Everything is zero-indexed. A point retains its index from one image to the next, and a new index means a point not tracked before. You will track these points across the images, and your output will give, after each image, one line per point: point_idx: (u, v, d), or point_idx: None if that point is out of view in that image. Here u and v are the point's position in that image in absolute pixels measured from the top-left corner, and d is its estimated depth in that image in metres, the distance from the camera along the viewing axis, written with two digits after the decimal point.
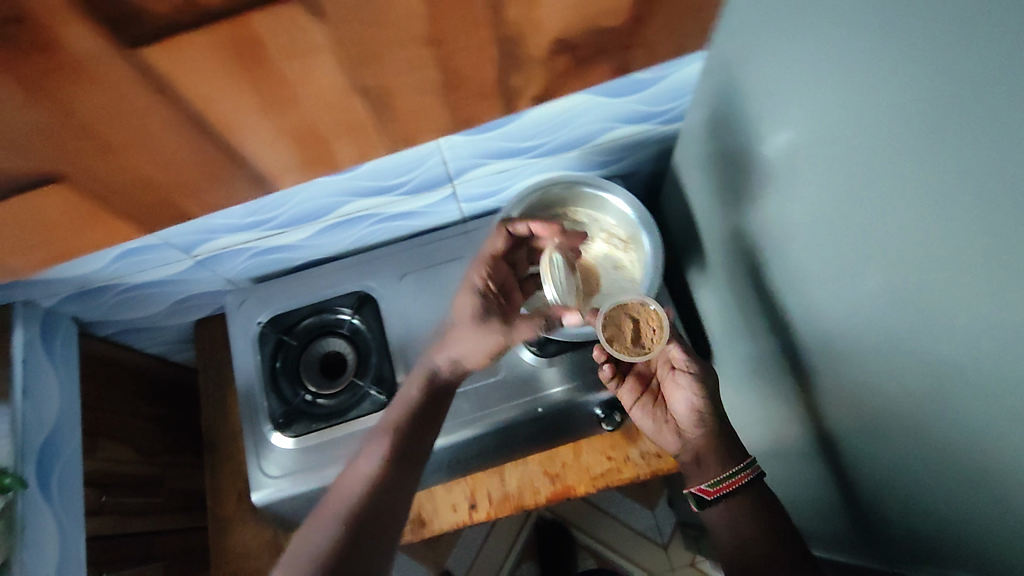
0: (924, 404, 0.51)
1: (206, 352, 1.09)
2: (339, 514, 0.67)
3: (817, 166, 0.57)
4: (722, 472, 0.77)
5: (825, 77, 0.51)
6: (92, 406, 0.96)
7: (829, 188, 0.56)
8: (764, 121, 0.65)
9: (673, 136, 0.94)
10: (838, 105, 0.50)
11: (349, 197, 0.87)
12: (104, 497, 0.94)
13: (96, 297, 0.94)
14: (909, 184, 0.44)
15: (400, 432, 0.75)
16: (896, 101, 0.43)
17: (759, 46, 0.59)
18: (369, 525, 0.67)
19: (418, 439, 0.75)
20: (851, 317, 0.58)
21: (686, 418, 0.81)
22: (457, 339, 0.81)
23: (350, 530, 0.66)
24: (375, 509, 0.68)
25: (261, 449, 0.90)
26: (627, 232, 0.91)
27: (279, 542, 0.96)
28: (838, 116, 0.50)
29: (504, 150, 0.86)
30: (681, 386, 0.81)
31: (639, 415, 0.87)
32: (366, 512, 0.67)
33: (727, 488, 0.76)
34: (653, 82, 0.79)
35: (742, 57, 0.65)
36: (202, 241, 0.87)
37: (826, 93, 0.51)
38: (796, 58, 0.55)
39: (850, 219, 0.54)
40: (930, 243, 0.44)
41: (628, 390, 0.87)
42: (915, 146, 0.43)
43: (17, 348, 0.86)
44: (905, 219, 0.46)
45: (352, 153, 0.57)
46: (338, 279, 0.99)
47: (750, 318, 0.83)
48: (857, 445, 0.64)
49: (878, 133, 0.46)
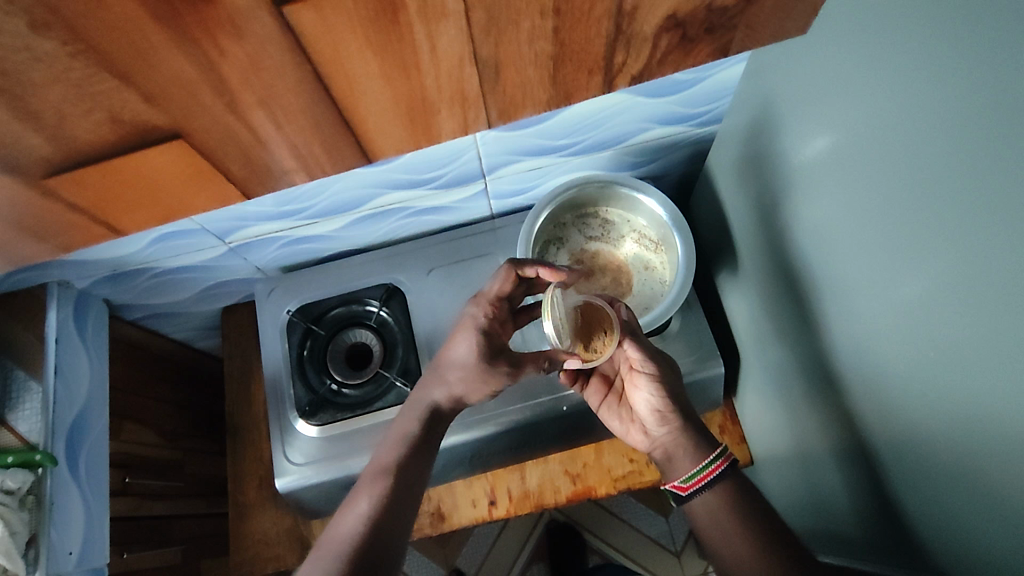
0: (962, 413, 0.50)
1: (232, 340, 1.10)
2: (349, 533, 0.66)
3: (868, 168, 0.57)
4: (694, 466, 0.74)
5: (895, 76, 0.51)
6: (119, 388, 0.97)
7: (880, 190, 0.56)
8: (809, 124, 0.65)
9: (708, 139, 0.94)
10: (905, 105, 0.50)
11: (384, 189, 0.87)
12: (127, 478, 0.94)
13: (129, 280, 0.95)
14: (977, 185, 0.44)
15: (405, 451, 0.75)
16: (976, 101, 0.43)
17: (822, 44, 0.59)
18: (382, 540, 0.66)
19: (422, 456, 0.75)
20: (891, 323, 0.58)
21: (650, 417, 0.80)
22: (460, 378, 0.80)
23: (363, 547, 0.64)
24: (387, 522, 0.67)
25: (285, 437, 0.90)
26: (658, 233, 0.91)
27: (299, 530, 0.97)
28: (904, 116, 0.50)
29: (539, 147, 0.86)
30: (639, 385, 0.80)
31: (606, 416, 0.86)
32: (378, 527, 0.67)
33: (701, 481, 0.73)
34: (693, 83, 0.79)
35: (796, 58, 0.65)
36: (237, 228, 0.88)
37: (893, 92, 0.51)
38: (861, 57, 0.55)
39: (900, 222, 0.54)
40: (993, 246, 0.44)
41: (593, 392, 0.86)
42: (990, 147, 0.42)
43: (50, 327, 0.87)
44: (967, 221, 0.46)
45: (400, 144, 0.57)
46: (367, 271, 1.00)
47: (781, 325, 0.83)
48: (887, 454, 0.64)
49: (947, 133, 0.46)
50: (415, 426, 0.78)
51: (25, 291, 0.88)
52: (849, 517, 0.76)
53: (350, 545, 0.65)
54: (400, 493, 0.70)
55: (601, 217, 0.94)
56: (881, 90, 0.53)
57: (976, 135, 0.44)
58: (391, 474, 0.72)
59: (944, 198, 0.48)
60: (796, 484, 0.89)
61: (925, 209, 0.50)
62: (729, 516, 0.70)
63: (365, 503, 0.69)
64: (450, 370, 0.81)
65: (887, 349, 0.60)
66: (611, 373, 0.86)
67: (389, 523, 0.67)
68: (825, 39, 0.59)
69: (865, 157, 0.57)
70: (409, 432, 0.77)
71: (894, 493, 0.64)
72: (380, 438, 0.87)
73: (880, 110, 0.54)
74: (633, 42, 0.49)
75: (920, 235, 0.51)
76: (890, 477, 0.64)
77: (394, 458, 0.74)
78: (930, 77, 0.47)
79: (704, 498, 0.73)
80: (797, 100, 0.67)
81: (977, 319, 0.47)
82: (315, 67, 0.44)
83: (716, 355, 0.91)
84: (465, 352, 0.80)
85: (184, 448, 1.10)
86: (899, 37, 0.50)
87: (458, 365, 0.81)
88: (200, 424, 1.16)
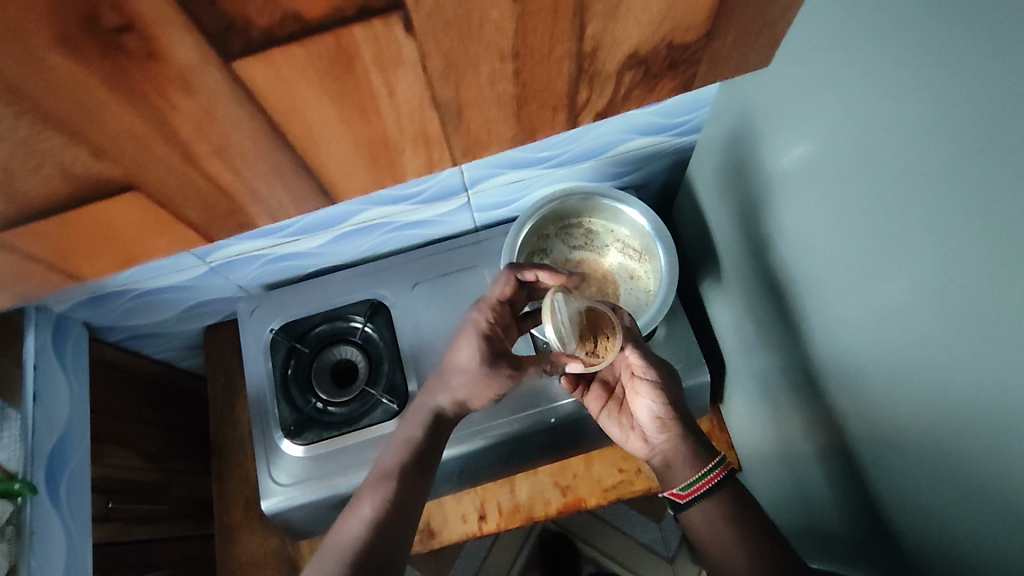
0: (942, 418, 0.51)
1: (215, 358, 1.09)
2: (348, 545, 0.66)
3: (846, 176, 0.57)
4: (693, 474, 0.75)
5: (872, 88, 0.51)
6: (100, 412, 0.96)
7: (858, 199, 0.56)
8: (788, 134, 0.65)
9: (688, 148, 0.94)
10: (884, 116, 0.50)
11: (366, 206, 0.87)
12: (110, 504, 0.93)
13: (109, 302, 0.94)
14: (953, 197, 0.45)
15: (409, 459, 0.74)
16: (953, 114, 0.44)
17: (799, 58, 0.60)
18: (379, 554, 0.65)
19: (427, 465, 0.74)
20: (871, 330, 0.59)
21: (650, 424, 0.80)
22: (464, 383, 0.79)
23: (360, 562, 0.64)
24: (386, 537, 0.67)
25: (271, 457, 0.89)
26: (642, 243, 0.92)
27: (287, 550, 0.96)
28: (882, 127, 0.51)
29: (521, 161, 0.86)
30: (639, 392, 0.80)
31: (606, 422, 0.85)
32: (376, 542, 0.66)
33: (700, 489, 0.73)
34: (671, 95, 0.80)
35: (771, 71, 0.66)
36: (217, 247, 0.87)
37: (871, 102, 0.52)
38: (838, 70, 0.55)
39: (878, 231, 0.54)
40: (969, 255, 0.44)
41: (593, 398, 0.86)
42: (968, 159, 0.43)
43: (28, 352, 0.85)
44: (946, 231, 0.46)
45: None
46: (351, 287, 0.99)
47: (764, 331, 0.83)
48: (870, 460, 0.64)
49: (924, 145, 0.47)
50: (420, 432, 0.77)
51: None
52: (835, 522, 0.76)
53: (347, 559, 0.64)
54: (400, 506, 0.69)
55: (584, 228, 0.94)
56: (857, 100, 0.53)
57: (950, 143, 0.44)
58: (393, 484, 0.71)
59: (923, 207, 0.48)
60: (784, 489, 0.89)
61: (903, 218, 0.51)
62: (726, 526, 0.70)
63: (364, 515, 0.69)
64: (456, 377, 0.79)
65: (870, 356, 0.60)
66: (611, 379, 0.86)
67: (388, 537, 0.67)
68: (799, 50, 0.60)
69: (843, 166, 0.58)
70: (413, 440, 0.76)
71: (880, 498, 0.64)
72: (367, 456, 0.87)
73: (857, 120, 0.54)
74: (597, 82, 0.50)
75: (898, 244, 0.52)
76: (876, 482, 0.64)
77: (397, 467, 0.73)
78: (904, 87, 0.48)
79: (702, 506, 0.72)
80: (774, 110, 0.67)
81: (955, 324, 0.47)
82: None
83: (702, 362, 0.91)
84: (467, 357, 0.79)
85: (168, 471, 1.08)
86: (872, 48, 0.50)
87: (462, 370, 0.79)
88: (184, 446, 1.15)
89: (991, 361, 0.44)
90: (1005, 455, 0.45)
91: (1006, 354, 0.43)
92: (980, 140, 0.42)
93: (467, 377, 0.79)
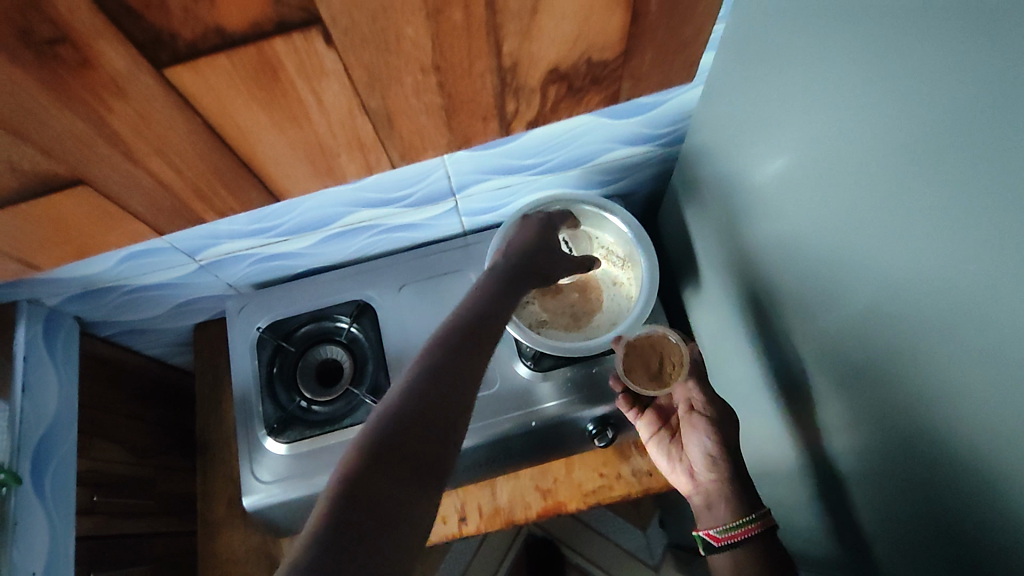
0: (898, 424, 0.51)
1: (205, 356, 1.10)
2: (389, 408, 0.50)
3: (808, 186, 0.58)
4: (733, 519, 0.72)
5: (824, 101, 0.52)
6: (89, 405, 0.97)
7: (820, 208, 0.57)
8: (758, 147, 0.67)
9: (672, 159, 0.96)
10: (836, 129, 0.51)
11: (354, 208, 0.88)
12: (96, 497, 0.94)
13: (100, 297, 0.95)
14: (901, 208, 0.45)
15: (455, 331, 0.58)
16: (896, 128, 0.44)
17: (763, 72, 0.62)
18: (428, 427, 0.49)
19: (481, 343, 0.58)
20: (834, 336, 0.59)
21: (699, 461, 0.79)
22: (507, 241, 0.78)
23: (401, 429, 0.48)
24: (429, 410, 0.50)
25: (254, 454, 0.90)
26: (626, 250, 0.93)
27: (269, 548, 0.97)
28: (836, 139, 0.52)
29: (506, 167, 0.88)
30: (694, 429, 0.79)
31: (656, 451, 0.87)
32: (421, 408, 0.50)
33: (735, 537, 0.70)
34: (654, 106, 0.81)
35: (741, 84, 0.68)
36: (206, 246, 0.89)
37: (824, 116, 0.53)
38: (795, 85, 0.56)
39: (838, 239, 0.55)
40: (915, 265, 0.45)
41: (646, 424, 0.88)
42: (912, 171, 0.44)
43: (18, 345, 0.87)
44: (896, 241, 0.47)
45: (354, 169, 0.59)
46: (340, 288, 1.01)
47: (741, 339, 0.85)
48: (832, 466, 0.65)
49: (873, 157, 0.47)
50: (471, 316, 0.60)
51: None
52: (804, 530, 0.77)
53: (383, 431, 0.47)
54: (445, 371, 0.53)
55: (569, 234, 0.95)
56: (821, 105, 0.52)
57: (896, 156, 0.45)
58: (441, 350, 0.55)
59: (874, 216, 0.49)
60: None
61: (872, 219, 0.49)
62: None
63: (391, 398, 0.51)
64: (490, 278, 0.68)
65: (850, 364, 0.57)
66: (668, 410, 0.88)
67: (437, 407, 0.51)
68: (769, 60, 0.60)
69: (804, 177, 0.58)
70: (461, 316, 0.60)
71: (856, 512, 0.62)
72: None
73: (818, 133, 0.55)
74: (522, 95, 0.55)
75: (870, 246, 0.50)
76: (846, 486, 0.64)
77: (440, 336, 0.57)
78: (853, 101, 0.49)
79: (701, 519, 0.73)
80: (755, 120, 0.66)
81: (905, 331, 0.48)
82: (259, 91, 0.46)
83: None
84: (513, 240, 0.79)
85: (154, 466, 1.09)
86: (823, 59, 0.51)
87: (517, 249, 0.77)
88: (171, 442, 1.15)
89: (968, 370, 0.42)
90: (965, 461, 0.45)
91: (952, 361, 0.43)
92: (941, 142, 0.41)
93: (500, 279, 0.68)
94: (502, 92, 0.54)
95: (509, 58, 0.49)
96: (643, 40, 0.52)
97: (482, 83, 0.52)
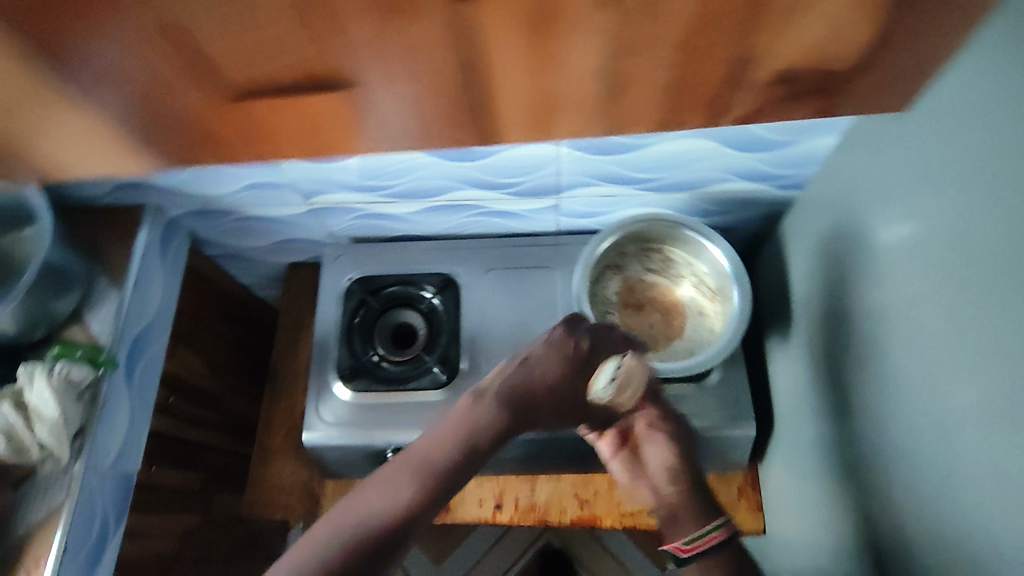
0: (998, 522, 0.50)
1: (291, 294, 1.16)
2: (359, 518, 0.60)
3: (933, 265, 0.57)
4: (699, 528, 0.72)
5: (982, 185, 0.51)
6: (183, 314, 1.04)
7: (944, 290, 0.56)
8: (887, 210, 0.65)
9: (786, 202, 0.94)
10: (986, 217, 0.50)
11: (463, 184, 0.91)
12: (171, 399, 1.01)
13: (216, 218, 1.02)
14: None
15: (459, 452, 0.67)
16: None
17: (910, 139, 0.60)
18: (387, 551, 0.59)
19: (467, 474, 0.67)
20: (932, 422, 0.58)
21: (661, 475, 0.78)
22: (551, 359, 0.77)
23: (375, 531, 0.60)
24: (399, 513, 0.61)
25: (321, 395, 0.95)
26: (718, 283, 0.89)
27: (313, 487, 1.02)
28: (983, 228, 0.51)
29: (618, 176, 0.89)
30: (650, 441, 0.79)
31: (615, 467, 0.82)
32: (391, 528, 0.60)
33: (701, 546, 0.71)
34: (782, 145, 0.81)
35: (884, 144, 0.66)
36: (321, 191, 0.94)
37: (977, 200, 0.51)
38: (946, 160, 0.55)
39: (960, 325, 0.54)
40: None
41: (605, 442, 0.82)
42: None
43: (139, 243, 0.94)
44: None
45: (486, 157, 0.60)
46: (430, 258, 1.04)
47: (821, 401, 0.82)
48: (908, 547, 0.64)
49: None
50: (474, 441, 0.69)
51: (126, 210, 0.96)
52: None
53: (370, 519, 0.60)
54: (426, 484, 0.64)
55: (663, 254, 0.93)
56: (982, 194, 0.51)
57: None
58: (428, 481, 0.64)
59: (1012, 312, 0.48)
60: (804, 564, 0.87)
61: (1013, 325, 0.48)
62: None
63: (371, 509, 0.61)
64: (494, 422, 0.71)
65: (939, 455, 0.57)
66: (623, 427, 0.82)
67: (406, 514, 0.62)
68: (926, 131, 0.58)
69: (932, 256, 0.57)
70: (473, 438, 0.69)
71: None
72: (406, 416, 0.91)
73: (960, 216, 0.54)
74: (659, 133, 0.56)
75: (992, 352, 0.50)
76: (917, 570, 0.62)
77: (440, 458, 0.66)
78: (1012, 193, 0.48)
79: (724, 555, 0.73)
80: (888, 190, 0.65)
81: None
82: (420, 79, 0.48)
83: (750, 416, 0.90)
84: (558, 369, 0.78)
85: (225, 386, 1.16)
86: (989, 140, 0.50)
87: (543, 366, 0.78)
88: (244, 367, 1.22)
89: None
90: None
91: None
92: None
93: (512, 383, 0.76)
94: (652, 123, 0.54)
95: (667, 88, 0.49)
96: (801, 98, 0.52)
97: (636, 112, 0.52)
